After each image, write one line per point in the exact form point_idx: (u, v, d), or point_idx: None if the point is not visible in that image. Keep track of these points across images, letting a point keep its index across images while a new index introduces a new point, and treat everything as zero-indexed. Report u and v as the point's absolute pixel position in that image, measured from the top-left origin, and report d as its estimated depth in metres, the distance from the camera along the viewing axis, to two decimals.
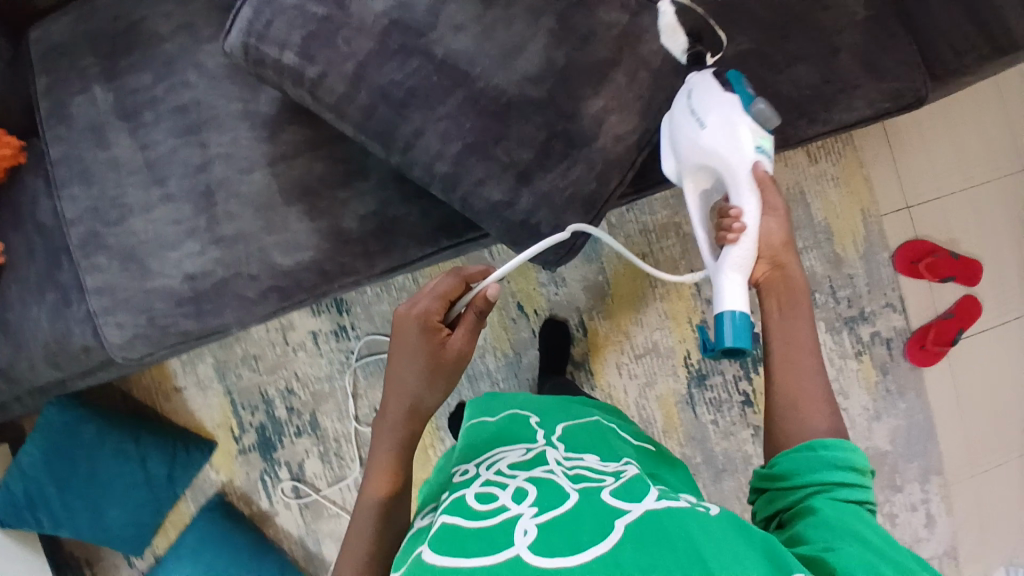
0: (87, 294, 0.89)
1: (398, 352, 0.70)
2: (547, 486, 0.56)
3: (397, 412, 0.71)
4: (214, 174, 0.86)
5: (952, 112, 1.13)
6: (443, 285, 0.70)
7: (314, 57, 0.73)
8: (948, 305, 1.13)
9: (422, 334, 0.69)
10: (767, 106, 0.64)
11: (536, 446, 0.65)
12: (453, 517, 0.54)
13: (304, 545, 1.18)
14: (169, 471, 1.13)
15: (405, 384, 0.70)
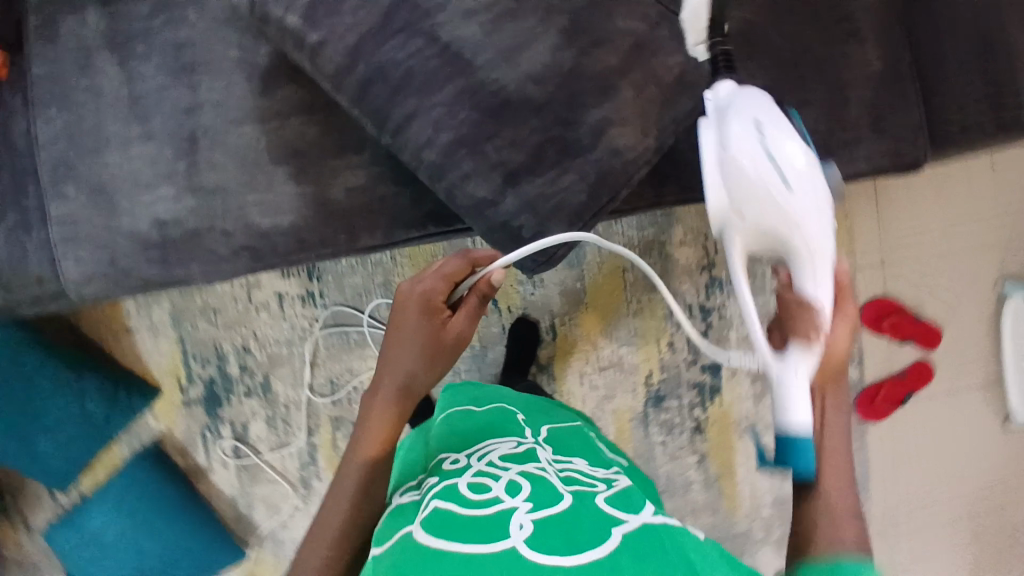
0: (50, 224, 0.85)
1: (398, 327, 0.71)
2: (540, 484, 0.59)
3: (388, 390, 0.71)
4: (200, 121, 0.83)
5: (943, 176, 1.13)
6: (449, 265, 0.72)
7: (316, 20, 0.69)
8: (905, 365, 1.16)
9: (423, 314, 0.71)
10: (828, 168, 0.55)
11: (525, 442, 0.68)
12: (447, 503, 0.56)
13: (235, 506, 1.16)
14: (107, 413, 1.10)
15: (399, 360, 0.71)
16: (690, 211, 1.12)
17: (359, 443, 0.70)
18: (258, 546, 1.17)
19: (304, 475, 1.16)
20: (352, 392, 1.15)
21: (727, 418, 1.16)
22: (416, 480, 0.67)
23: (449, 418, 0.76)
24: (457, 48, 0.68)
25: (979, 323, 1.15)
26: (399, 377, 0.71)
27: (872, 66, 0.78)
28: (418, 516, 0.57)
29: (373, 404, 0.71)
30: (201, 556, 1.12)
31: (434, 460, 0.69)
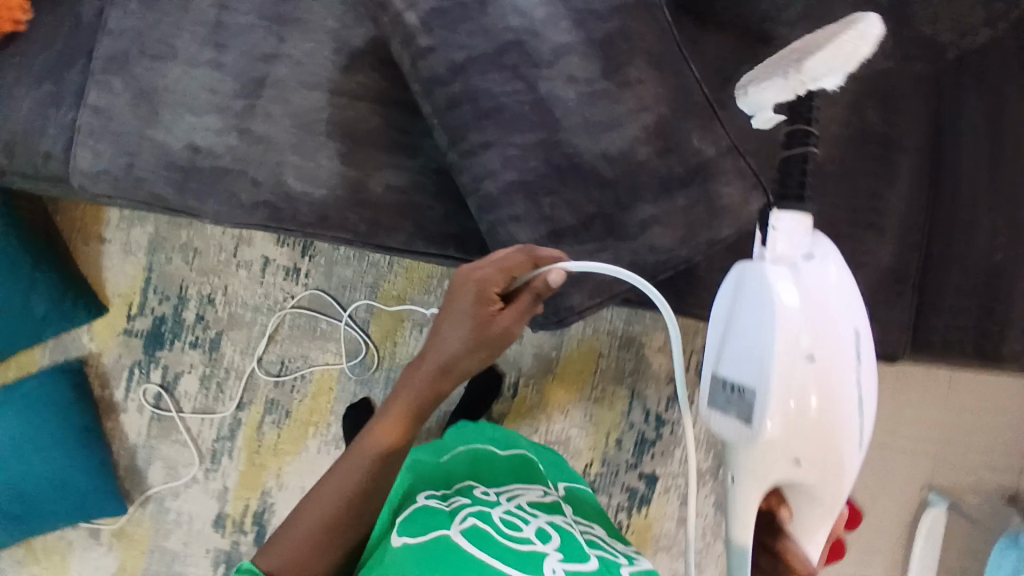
0: (83, 107, 0.83)
1: (450, 310, 0.72)
2: (568, 539, 0.65)
3: (430, 366, 0.74)
4: (274, 70, 0.83)
5: (907, 373, 1.12)
6: (511, 259, 0.67)
7: (432, 30, 0.73)
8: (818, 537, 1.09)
9: (476, 303, 0.70)
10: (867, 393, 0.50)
11: (552, 493, 0.77)
12: (485, 526, 0.64)
13: (133, 456, 1.09)
14: (45, 313, 1.03)
15: (444, 343, 0.73)
16: (678, 323, 1.14)
17: (393, 412, 0.74)
18: (140, 505, 1.08)
19: (216, 448, 1.09)
20: (298, 380, 1.11)
21: (647, 530, 1.14)
22: (443, 491, 0.72)
23: (472, 455, 0.82)
24: (550, 108, 0.73)
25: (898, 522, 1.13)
26: (442, 356, 0.74)
27: (881, 261, 0.87)
28: (455, 524, 0.63)
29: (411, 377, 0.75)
30: (84, 499, 1.03)
31: (462, 485, 0.75)
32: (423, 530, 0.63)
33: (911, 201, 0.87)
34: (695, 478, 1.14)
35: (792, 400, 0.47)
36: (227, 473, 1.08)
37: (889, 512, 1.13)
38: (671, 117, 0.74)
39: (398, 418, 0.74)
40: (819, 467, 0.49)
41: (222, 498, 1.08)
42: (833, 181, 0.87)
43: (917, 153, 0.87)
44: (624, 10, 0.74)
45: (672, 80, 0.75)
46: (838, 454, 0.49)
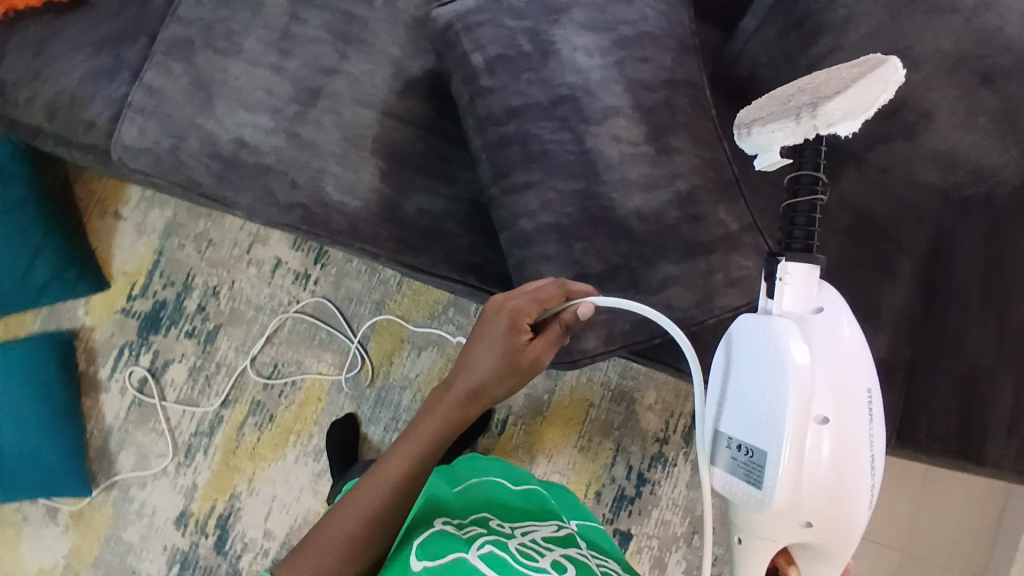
0: (138, 84, 0.85)
1: (481, 337, 0.73)
2: (582, 571, 0.65)
3: (458, 392, 0.74)
4: (331, 84, 0.87)
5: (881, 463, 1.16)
6: (545, 291, 0.69)
7: (494, 72, 0.77)
8: None
9: (507, 330, 0.70)
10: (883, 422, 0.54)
11: (566, 527, 0.77)
12: (501, 553, 0.64)
13: (105, 438, 1.06)
14: (47, 280, 1.02)
15: (474, 371, 0.73)
16: (670, 384, 1.17)
17: (416, 437, 0.75)
18: (104, 489, 1.05)
19: (192, 443, 1.07)
20: (287, 386, 1.10)
21: None
22: (459, 520, 0.73)
23: (486, 487, 0.85)
24: (592, 160, 0.76)
25: None
26: (472, 383, 0.74)
27: (878, 352, 0.90)
28: (472, 549, 0.64)
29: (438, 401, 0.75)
30: (48, 476, 1.00)
31: (478, 515, 0.76)
32: (440, 554, 0.64)
33: (908, 299, 0.93)
34: (668, 541, 1.14)
35: (808, 446, 0.48)
36: (199, 470, 1.06)
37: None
38: (704, 188, 0.78)
39: (418, 441, 0.74)
40: (826, 517, 0.50)
41: (189, 496, 1.05)
42: (841, 270, 0.92)
43: (918, 257, 0.93)
44: (672, 85, 0.79)
45: (707, 154, 0.80)
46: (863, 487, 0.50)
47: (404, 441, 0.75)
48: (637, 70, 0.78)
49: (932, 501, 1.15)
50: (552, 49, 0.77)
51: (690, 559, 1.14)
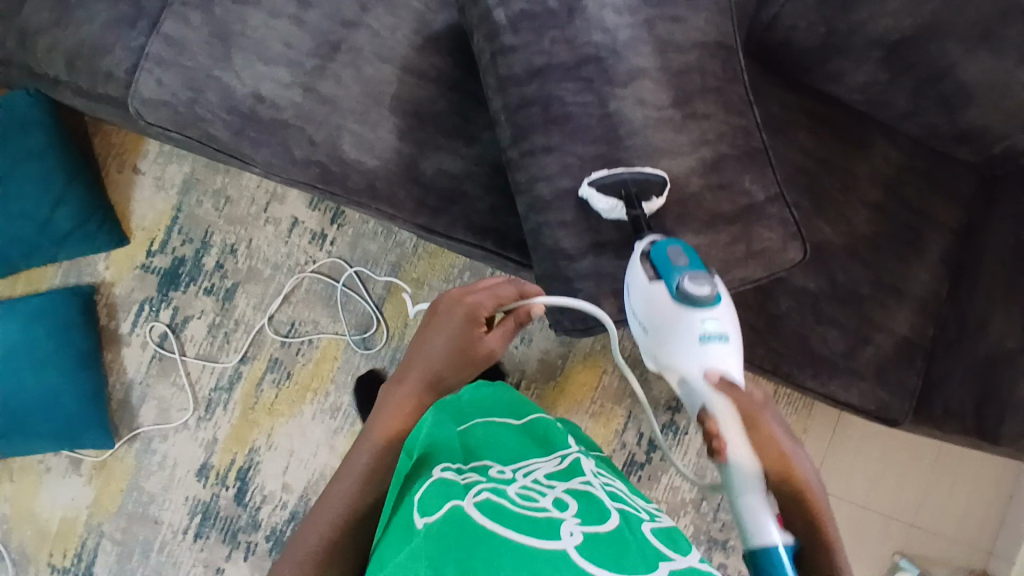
0: (155, 35, 0.82)
1: (434, 328, 0.76)
2: (584, 505, 0.64)
3: (416, 381, 0.75)
4: (351, 37, 0.85)
5: (895, 446, 1.19)
6: (502, 289, 0.74)
7: (519, 29, 0.75)
8: None
9: (466, 322, 0.74)
10: (695, 284, 0.64)
11: (571, 454, 0.79)
12: (497, 499, 0.61)
13: (127, 392, 1.07)
14: (70, 230, 1.01)
15: (429, 359, 0.75)
16: None
17: (376, 429, 0.73)
18: (126, 442, 1.06)
19: (212, 398, 1.08)
20: (304, 344, 1.11)
21: None
22: (459, 464, 0.67)
23: (489, 424, 0.84)
24: (617, 123, 0.73)
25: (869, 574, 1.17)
26: (427, 369, 0.75)
27: (896, 329, 0.91)
28: (468, 498, 0.59)
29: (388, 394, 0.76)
30: (70, 426, 1.01)
31: (478, 455, 0.72)
32: (437, 505, 0.58)
33: (934, 279, 0.92)
34: (676, 506, 1.16)
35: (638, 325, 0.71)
36: (219, 424, 1.08)
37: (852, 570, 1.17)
38: (730, 156, 0.77)
39: (386, 435, 0.72)
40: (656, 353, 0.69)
41: (209, 449, 1.08)
42: (866, 245, 0.91)
43: (948, 237, 0.92)
44: (701, 47, 0.77)
45: (734, 120, 0.78)
46: (667, 329, 0.66)
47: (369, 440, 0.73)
48: (665, 30, 0.75)
49: (939, 473, 1.19)
50: (579, 5, 0.74)
51: (695, 522, 1.16)
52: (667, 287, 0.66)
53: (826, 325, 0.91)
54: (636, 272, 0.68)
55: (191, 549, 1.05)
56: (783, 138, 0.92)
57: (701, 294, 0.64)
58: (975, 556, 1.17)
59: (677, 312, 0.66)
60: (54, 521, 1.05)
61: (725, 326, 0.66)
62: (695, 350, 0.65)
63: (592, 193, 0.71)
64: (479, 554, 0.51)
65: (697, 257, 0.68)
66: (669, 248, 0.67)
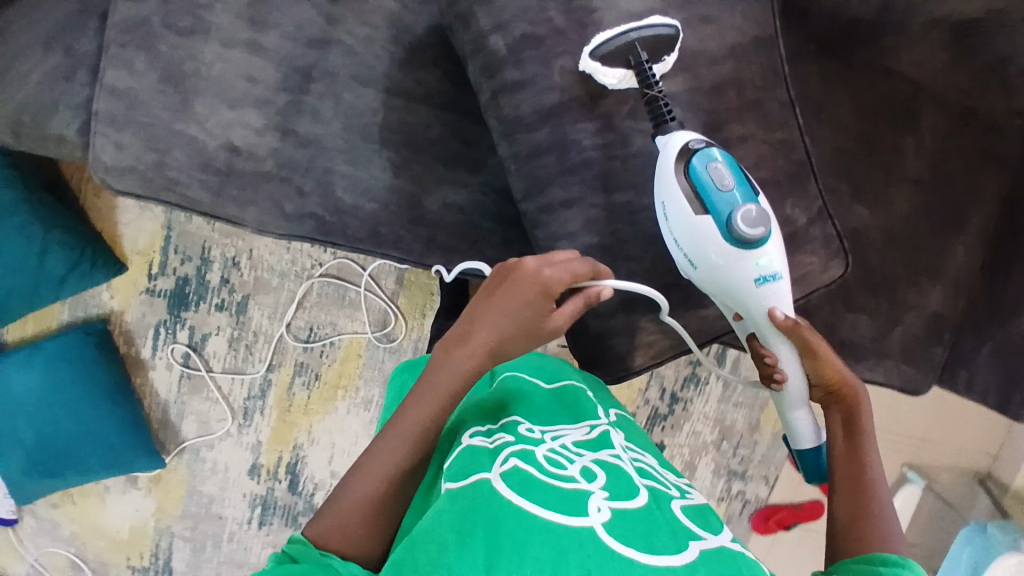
0: (98, 88, 0.72)
1: (501, 297, 0.61)
2: (614, 474, 0.60)
3: (478, 346, 0.61)
4: (324, 60, 0.75)
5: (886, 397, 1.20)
6: (581, 264, 0.60)
7: (521, 60, 0.64)
8: (802, 500, 1.23)
9: (536, 299, 0.60)
10: (753, 214, 0.55)
11: (600, 425, 0.68)
12: (528, 467, 0.58)
13: (165, 410, 1.10)
14: (64, 274, 0.97)
15: (496, 319, 0.61)
16: None
17: (430, 390, 0.62)
18: (175, 455, 1.12)
19: (248, 406, 1.11)
20: (327, 347, 1.11)
21: None
22: (487, 426, 0.65)
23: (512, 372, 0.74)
24: (641, 165, 0.66)
25: None
26: (492, 329, 0.61)
27: (929, 307, 0.88)
28: (497, 468, 0.58)
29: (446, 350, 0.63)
30: (114, 456, 1.03)
31: (505, 411, 0.67)
32: (466, 474, 0.58)
33: (971, 252, 0.88)
34: (699, 448, 1.22)
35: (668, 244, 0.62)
36: (260, 428, 1.12)
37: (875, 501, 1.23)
38: (768, 180, 0.69)
39: (433, 398, 0.61)
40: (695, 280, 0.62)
41: (256, 450, 1.13)
42: (904, 227, 0.86)
43: (992, 207, 0.86)
44: (729, 56, 0.67)
45: (777, 136, 0.69)
46: (709, 269, 0.58)
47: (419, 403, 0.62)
48: (685, 43, 0.66)
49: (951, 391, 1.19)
50: (587, 26, 0.63)
51: (717, 459, 1.22)
52: (715, 221, 0.56)
53: (857, 311, 0.89)
54: (678, 203, 0.58)
55: (258, 535, 1.15)
56: (824, 118, 0.84)
57: (754, 232, 0.55)
58: (980, 462, 1.20)
59: (728, 249, 0.56)
60: (123, 530, 1.13)
61: (779, 258, 0.58)
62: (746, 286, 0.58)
63: (597, 66, 0.62)
64: (503, 534, 0.52)
65: (744, 176, 0.58)
66: (711, 168, 0.56)
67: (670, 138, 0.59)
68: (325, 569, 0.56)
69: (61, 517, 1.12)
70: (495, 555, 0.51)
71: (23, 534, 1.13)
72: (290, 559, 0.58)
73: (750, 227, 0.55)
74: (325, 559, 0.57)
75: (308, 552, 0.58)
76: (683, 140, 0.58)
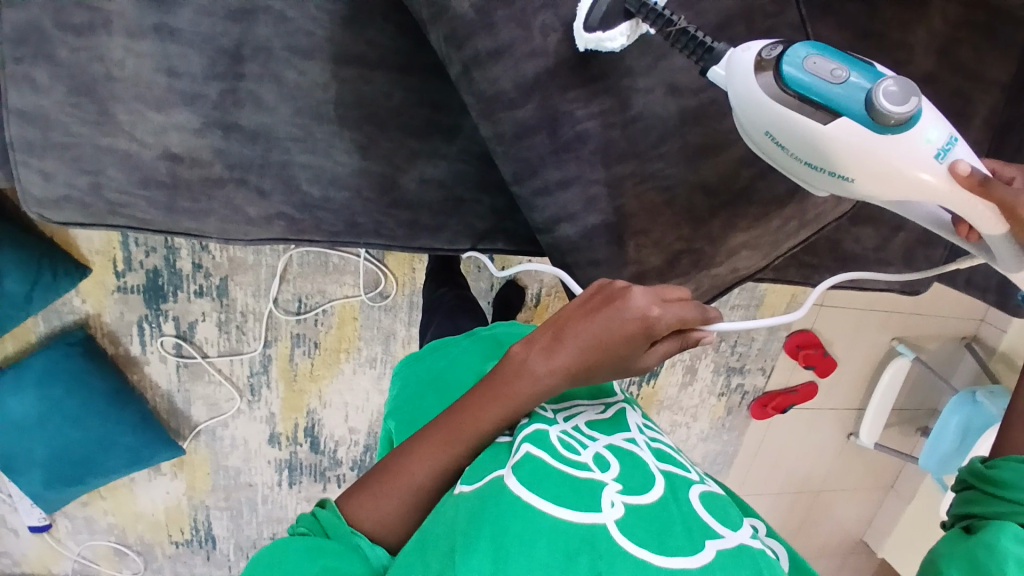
0: (4, 112, 0.63)
1: (602, 320, 0.52)
2: (630, 461, 0.53)
3: (568, 369, 0.53)
4: (252, 35, 0.64)
5: (881, 296, 1.24)
6: (690, 309, 0.53)
7: (493, 24, 0.55)
8: (797, 382, 1.29)
9: (639, 341, 0.52)
10: (893, 89, 0.46)
11: (616, 402, 0.62)
12: (542, 453, 0.50)
13: (170, 400, 1.09)
14: (28, 292, 0.92)
15: (595, 336, 0.52)
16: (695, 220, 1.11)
17: (510, 392, 0.53)
18: (192, 439, 1.12)
19: (253, 382, 1.10)
20: (320, 314, 1.07)
21: (654, 396, 1.25)
22: None
23: None
24: (642, 129, 0.60)
25: (872, 362, 1.31)
26: (587, 346, 0.52)
27: None
28: (510, 460, 0.51)
29: (532, 346, 0.54)
30: (136, 453, 1.03)
31: None
32: (480, 474, 0.51)
33: (977, 144, 0.75)
34: (698, 352, 1.22)
35: (792, 162, 0.53)
36: (270, 401, 1.12)
37: (872, 376, 1.33)
38: None
39: (508, 402, 0.53)
40: (846, 191, 0.53)
41: (271, 421, 1.13)
42: None
43: (997, 94, 0.73)
44: None
45: None
46: (867, 170, 0.49)
47: (489, 404, 0.53)
48: None
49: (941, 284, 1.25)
50: None
51: (716, 359, 1.24)
52: (854, 120, 0.48)
53: (861, 224, 0.81)
54: (792, 124, 0.49)
55: (291, 494, 1.20)
56: (831, 17, 0.66)
57: (906, 108, 0.46)
58: (968, 329, 1.31)
59: (886, 145, 0.48)
60: (159, 512, 1.17)
61: (939, 122, 0.49)
62: (922, 173, 0.49)
63: (600, 37, 0.56)
64: (510, 539, 0.45)
65: (847, 57, 0.50)
66: (811, 68, 0.48)
67: (733, 61, 0.52)
68: (355, 552, 0.51)
69: (95, 511, 1.15)
70: (502, 558, 0.44)
71: (60, 535, 1.16)
72: (320, 530, 0.52)
73: (892, 108, 0.46)
74: (354, 538, 0.51)
75: (338, 526, 0.52)
76: (756, 52, 0.50)
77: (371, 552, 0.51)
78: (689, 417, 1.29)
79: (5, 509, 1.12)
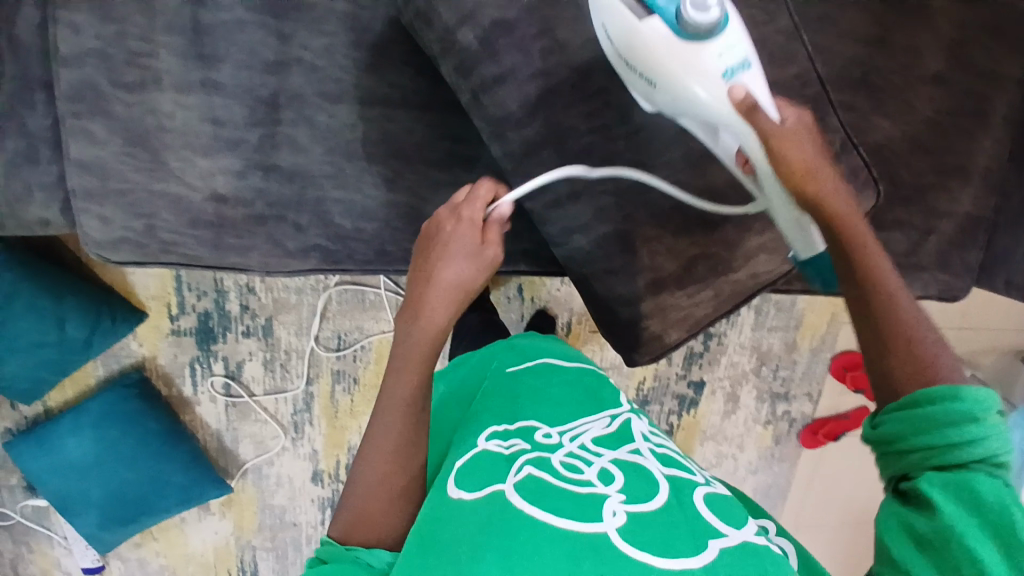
0: (67, 164, 0.71)
1: (433, 252, 0.58)
2: (634, 471, 0.53)
3: (435, 299, 0.57)
4: (287, 84, 0.71)
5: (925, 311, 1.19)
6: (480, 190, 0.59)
7: (495, 51, 0.60)
8: (847, 408, 1.23)
9: (462, 238, 0.57)
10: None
11: (621, 413, 0.63)
12: (542, 474, 0.52)
13: (218, 439, 1.13)
14: (87, 337, 0.99)
15: (435, 260, 0.57)
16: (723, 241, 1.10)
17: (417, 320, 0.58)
18: (240, 477, 1.15)
19: (296, 420, 1.13)
20: (358, 351, 1.11)
21: (696, 426, 1.23)
22: (506, 425, 0.60)
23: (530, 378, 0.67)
24: (645, 138, 0.63)
25: None
26: (435, 266, 0.57)
27: (959, 210, 0.76)
28: (510, 477, 0.52)
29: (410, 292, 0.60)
30: (186, 490, 1.07)
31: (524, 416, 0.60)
32: (479, 484, 0.53)
33: (998, 142, 0.74)
34: (739, 377, 1.20)
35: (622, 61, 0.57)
36: (312, 438, 1.15)
37: None
38: None
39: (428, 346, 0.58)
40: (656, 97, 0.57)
41: (314, 458, 1.16)
42: None
43: (1012, 91, 0.72)
44: None
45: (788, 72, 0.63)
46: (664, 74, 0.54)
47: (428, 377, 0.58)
48: None
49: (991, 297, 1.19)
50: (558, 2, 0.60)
51: (758, 385, 1.21)
52: (664, 19, 0.52)
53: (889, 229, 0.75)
54: (617, 14, 0.54)
55: None
56: (831, 26, 0.68)
57: (705, 13, 0.50)
58: None
59: (681, 46, 0.52)
60: (208, 553, 1.20)
61: (741, 41, 0.53)
62: (705, 82, 0.52)
63: None
64: (517, 553, 0.45)
65: None
66: None
67: None
68: (354, 564, 0.54)
69: (148, 553, 1.18)
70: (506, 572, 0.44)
71: None
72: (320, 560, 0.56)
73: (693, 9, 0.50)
74: (350, 553, 0.55)
75: (334, 550, 0.55)
76: None
77: (370, 560, 0.54)
78: (734, 447, 1.25)
79: (61, 551, 1.17)
